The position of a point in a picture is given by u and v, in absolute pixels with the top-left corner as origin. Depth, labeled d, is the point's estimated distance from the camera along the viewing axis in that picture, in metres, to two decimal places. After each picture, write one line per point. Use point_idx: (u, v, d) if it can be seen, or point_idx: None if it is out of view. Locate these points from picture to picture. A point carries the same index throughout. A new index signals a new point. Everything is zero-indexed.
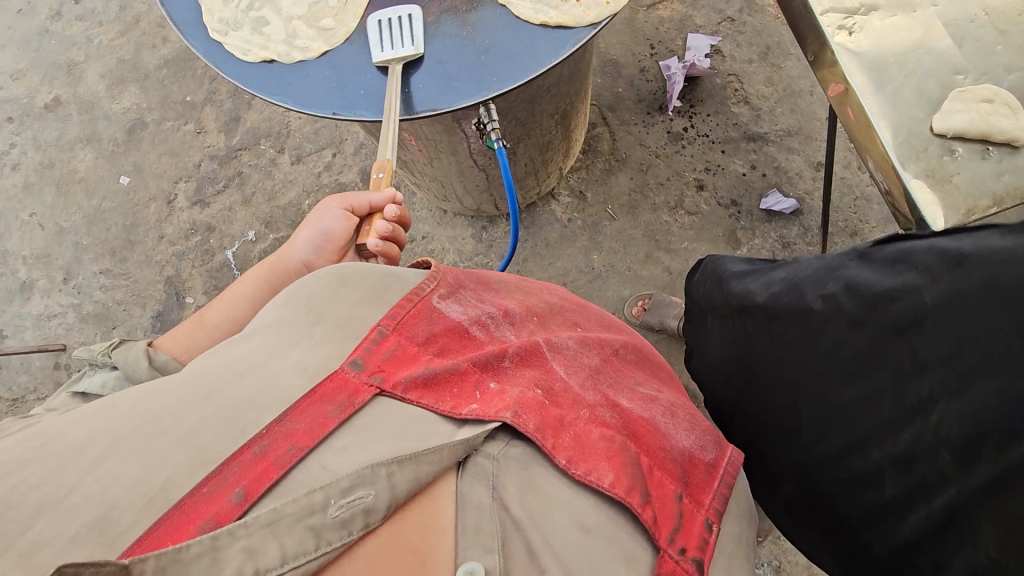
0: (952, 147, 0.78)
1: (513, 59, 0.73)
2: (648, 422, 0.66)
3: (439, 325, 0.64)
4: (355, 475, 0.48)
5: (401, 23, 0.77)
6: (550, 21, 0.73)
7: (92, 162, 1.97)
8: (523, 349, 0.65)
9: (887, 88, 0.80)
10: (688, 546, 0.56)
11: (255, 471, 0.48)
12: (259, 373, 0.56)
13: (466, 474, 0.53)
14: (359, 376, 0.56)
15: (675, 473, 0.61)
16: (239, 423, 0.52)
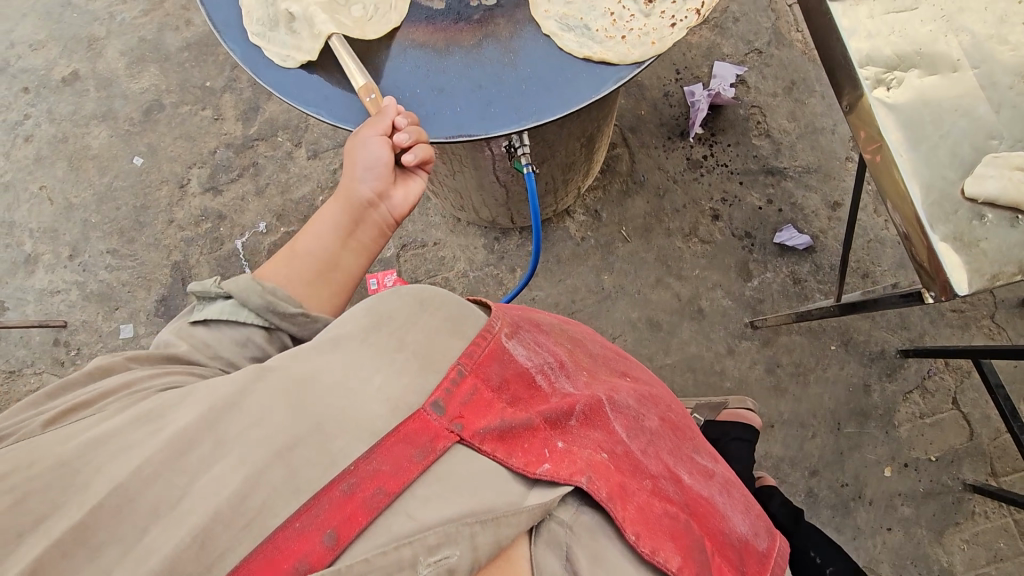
0: (982, 212, 0.78)
1: (553, 91, 0.72)
2: (700, 506, 0.76)
3: (509, 371, 0.70)
4: (443, 534, 0.54)
5: (442, 43, 0.76)
6: (594, 56, 0.72)
7: (106, 140, 1.96)
8: (586, 409, 0.72)
9: (920, 148, 0.80)
10: None
11: (344, 514, 0.53)
12: (349, 398, 0.60)
13: (539, 541, 0.61)
14: (440, 420, 0.61)
15: (721, 557, 0.73)
16: (329, 452, 0.57)
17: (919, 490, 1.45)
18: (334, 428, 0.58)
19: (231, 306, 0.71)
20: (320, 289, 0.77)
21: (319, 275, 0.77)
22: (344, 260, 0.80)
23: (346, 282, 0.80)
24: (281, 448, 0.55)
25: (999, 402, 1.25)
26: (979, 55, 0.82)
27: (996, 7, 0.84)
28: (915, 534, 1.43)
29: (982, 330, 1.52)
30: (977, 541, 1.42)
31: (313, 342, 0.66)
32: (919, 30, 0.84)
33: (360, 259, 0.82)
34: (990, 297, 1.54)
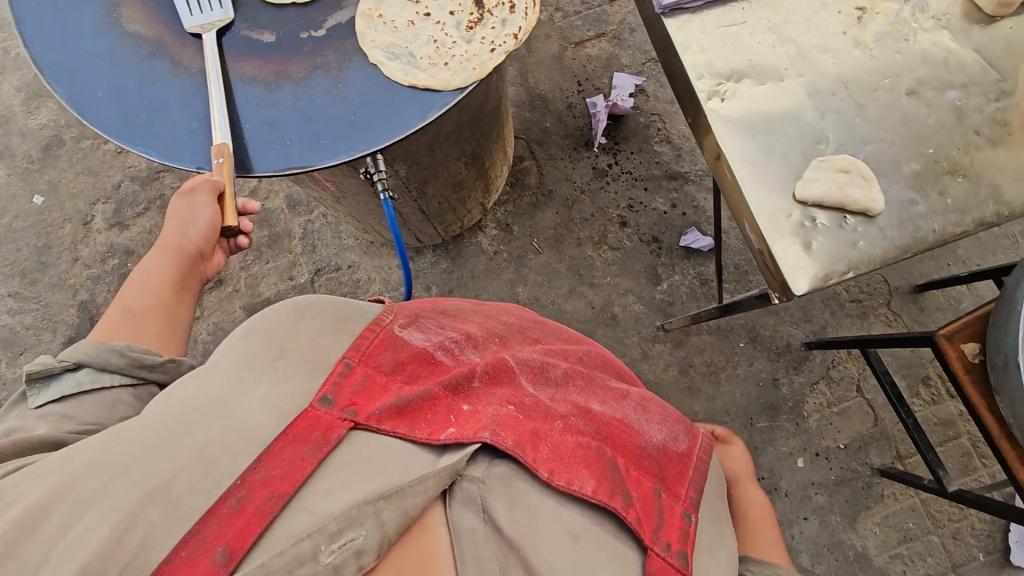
0: (811, 214, 0.81)
1: (382, 118, 0.72)
2: (621, 427, 0.72)
3: (404, 354, 0.68)
4: (344, 520, 0.51)
5: (273, 76, 0.75)
6: (418, 82, 0.72)
7: (4, 179, 1.88)
8: (487, 372, 0.70)
9: (756, 155, 0.83)
10: (672, 541, 0.62)
11: (237, 527, 0.50)
12: (230, 417, 0.56)
13: (454, 502, 0.58)
14: (331, 412, 0.58)
15: (650, 469, 0.69)
16: (212, 473, 0.52)
17: (831, 478, 1.50)
18: (218, 449, 0.53)
19: (88, 373, 0.65)
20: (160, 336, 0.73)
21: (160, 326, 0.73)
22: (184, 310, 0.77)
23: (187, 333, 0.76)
24: (154, 487, 0.50)
25: (885, 387, 1.29)
26: (803, 63, 0.86)
27: (818, 18, 0.88)
28: (830, 521, 1.47)
29: (880, 319, 1.58)
30: (887, 523, 1.47)
31: (187, 378, 0.61)
32: (749, 43, 0.88)
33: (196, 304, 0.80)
34: (885, 285, 1.60)
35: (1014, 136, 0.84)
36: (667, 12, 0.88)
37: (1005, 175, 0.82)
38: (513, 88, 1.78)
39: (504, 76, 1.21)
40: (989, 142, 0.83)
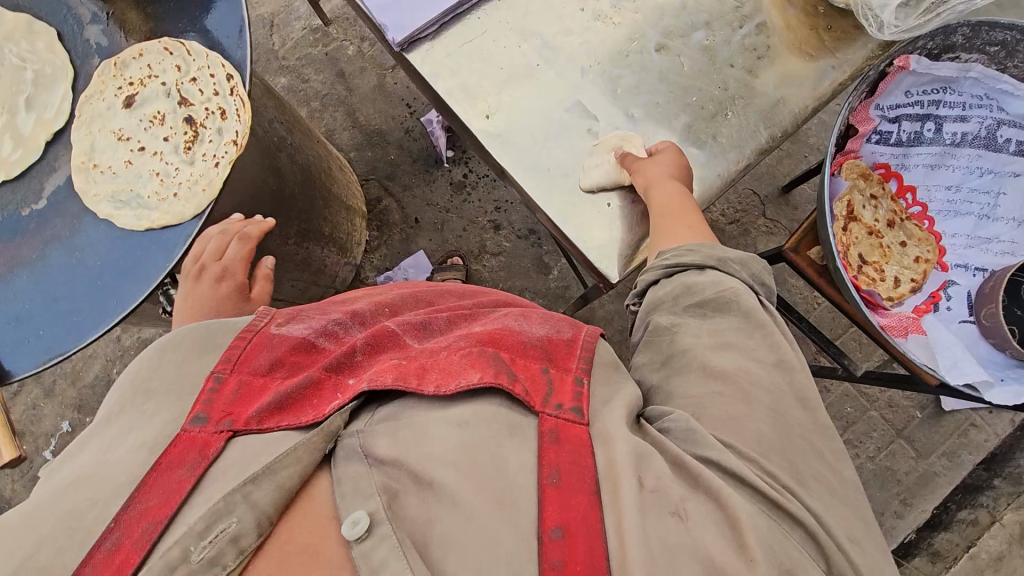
0: (606, 199, 0.81)
1: (126, 270, 0.76)
2: (503, 328, 0.64)
3: (282, 349, 0.61)
4: (210, 513, 0.45)
5: (8, 268, 0.79)
6: (154, 222, 0.78)
7: None
8: (369, 338, 0.63)
9: (533, 160, 0.83)
10: (563, 401, 0.55)
11: (113, 565, 0.43)
12: (100, 468, 0.50)
13: (340, 461, 0.51)
14: (205, 429, 0.52)
15: (533, 355, 0.61)
16: (81, 527, 0.46)
17: None
18: (86, 500, 0.47)
19: None
20: None
21: None
22: None
23: None
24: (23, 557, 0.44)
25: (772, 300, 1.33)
26: (552, 53, 0.86)
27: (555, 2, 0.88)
28: None
29: (762, 231, 1.60)
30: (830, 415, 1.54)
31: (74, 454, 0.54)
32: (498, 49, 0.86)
33: None
34: (755, 198, 1.63)
35: (765, 58, 0.85)
36: (405, 47, 0.86)
37: (766, 100, 0.84)
38: (345, 132, 1.70)
39: (307, 141, 1.16)
40: (744, 72, 0.85)
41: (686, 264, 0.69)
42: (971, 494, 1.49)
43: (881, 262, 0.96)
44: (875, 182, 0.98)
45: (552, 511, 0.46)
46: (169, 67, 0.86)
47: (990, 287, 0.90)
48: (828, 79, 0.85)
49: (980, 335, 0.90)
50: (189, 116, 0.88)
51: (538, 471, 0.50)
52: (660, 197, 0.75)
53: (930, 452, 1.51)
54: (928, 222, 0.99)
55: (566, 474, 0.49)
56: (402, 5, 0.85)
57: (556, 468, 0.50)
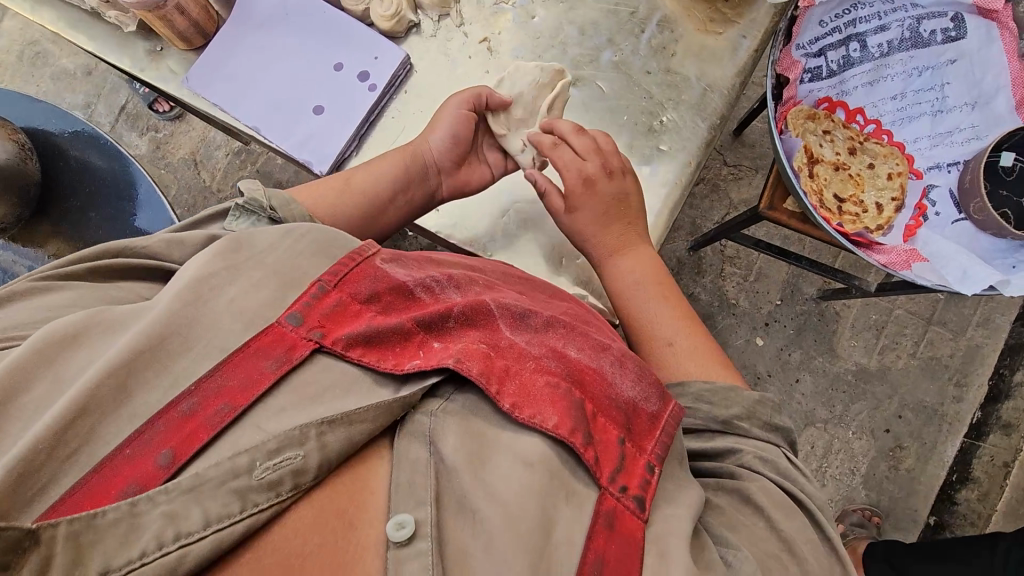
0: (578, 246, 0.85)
1: None
2: (597, 369, 0.61)
3: (382, 284, 0.61)
4: (283, 438, 0.47)
5: None
6: None
7: None
8: (468, 309, 0.61)
9: (496, 234, 0.86)
10: (629, 484, 0.55)
11: (183, 432, 0.47)
12: (195, 313, 0.53)
13: (405, 433, 0.53)
14: (297, 330, 0.54)
15: (615, 417, 0.59)
16: (171, 372, 0.50)
17: (791, 333, 1.55)
18: (178, 346, 0.51)
19: None
20: (345, 214, 0.75)
21: (339, 197, 0.75)
22: (387, 209, 0.78)
23: (364, 202, 0.76)
24: (118, 366, 0.48)
25: (765, 250, 1.32)
26: None
27: (458, 75, 0.87)
28: (817, 367, 1.54)
29: (730, 179, 1.60)
30: (859, 328, 1.54)
31: (189, 262, 0.58)
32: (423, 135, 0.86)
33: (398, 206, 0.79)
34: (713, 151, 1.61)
35: (677, 53, 0.84)
36: (335, 172, 0.85)
37: (693, 93, 0.83)
38: None
39: None
40: (663, 74, 0.84)
41: (698, 430, 0.67)
42: (1021, 353, 1.47)
43: (856, 193, 0.95)
44: (823, 119, 0.97)
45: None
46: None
47: (970, 180, 0.90)
48: (744, 50, 0.84)
49: (976, 229, 0.90)
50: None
51: (582, 550, 0.50)
52: (622, 300, 0.77)
53: (965, 328, 1.51)
54: (887, 136, 0.98)
55: (607, 566, 0.49)
56: (315, 135, 0.84)
57: (599, 557, 0.49)
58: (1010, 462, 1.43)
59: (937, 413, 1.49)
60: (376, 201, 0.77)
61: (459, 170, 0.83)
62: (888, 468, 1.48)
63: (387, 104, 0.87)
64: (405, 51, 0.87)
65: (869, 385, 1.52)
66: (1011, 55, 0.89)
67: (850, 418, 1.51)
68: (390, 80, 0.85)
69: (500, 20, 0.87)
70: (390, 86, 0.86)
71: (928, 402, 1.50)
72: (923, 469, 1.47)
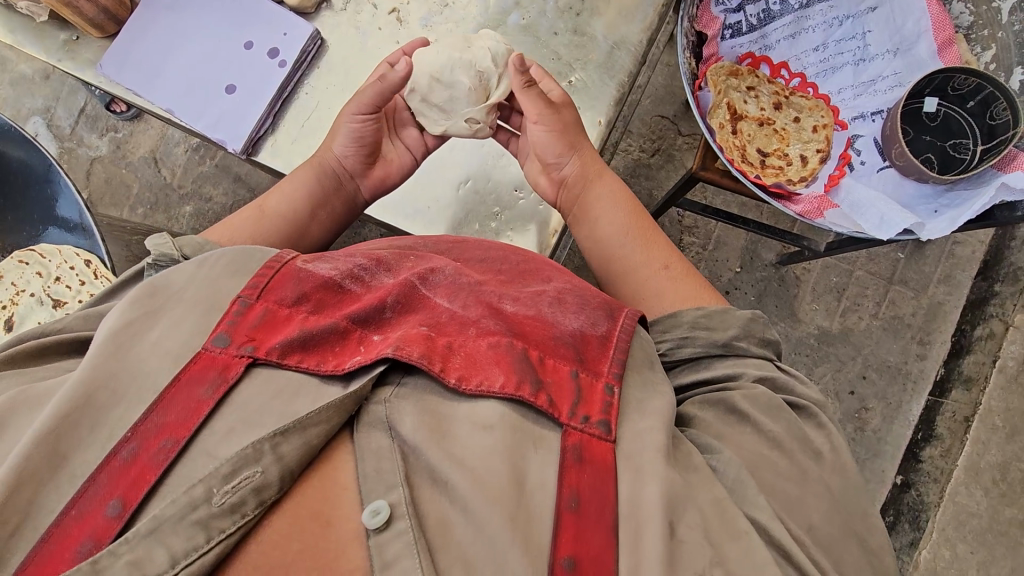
0: (494, 209, 0.87)
1: None
2: (535, 316, 0.60)
3: (308, 284, 0.58)
4: (237, 458, 0.46)
5: None
6: None
7: None
8: (400, 295, 0.59)
9: (415, 204, 0.87)
10: (591, 413, 0.53)
11: (129, 478, 0.46)
12: (119, 362, 0.51)
13: (363, 428, 0.51)
14: (227, 351, 0.52)
15: (564, 353, 0.56)
16: (103, 426, 0.48)
17: (752, 299, 1.54)
18: (109, 401, 0.49)
19: None
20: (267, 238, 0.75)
21: (256, 220, 0.75)
22: (311, 228, 0.78)
23: (281, 221, 0.76)
24: (47, 433, 0.46)
25: (714, 215, 1.31)
26: None
27: (367, 48, 0.87)
28: (779, 332, 1.53)
29: (684, 148, 1.59)
30: (820, 292, 1.54)
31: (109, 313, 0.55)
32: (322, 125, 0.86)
33: (321, 227, 0.80)
34: (665, 121, 1.60)
35: (583, 12, 0.84)
36: (251, 151, 0.86)
37: (600, 52, 0.83)
38: None
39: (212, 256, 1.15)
40: (570, 34, 0.84)
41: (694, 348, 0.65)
42: (980, 309, 1.46)
43: (781, 147, 0.96)
44: (747, 74, 0.96)
45: (567, 547, 0.46)
46: (32, 275, 0.78)
47: (891, 126, 0.89)
48: (650, 7, 0.83)
49: (902, 175, 0.89)
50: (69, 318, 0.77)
51: (556, 492, 0.48)
52: (609, 232, 0.76)
53: (927, 286, 1.50)
54: (812, 88, 0.97)
55: (585, 499, 0.48)
56: (227, 115, 0.85)
57: (575, 491, 0.49)
58: (970, 418, 1.42)
59: (901, 371, 1.47)
60: (296, 220, 0.77)
61: (372, 170, 0.83)
62: (854, 429, 1.46)
63: (301, 80, 0.87)
64: (316, 27, 0.87)
65: (831, 347, 1.51)
66: None
67: (814, 381, 1.50)
68: (300, 56, 0.85)
69: None
70: (300, 63, 0.86)
71: (891, 360, 1.48)
72: (889, 429, 1.45)
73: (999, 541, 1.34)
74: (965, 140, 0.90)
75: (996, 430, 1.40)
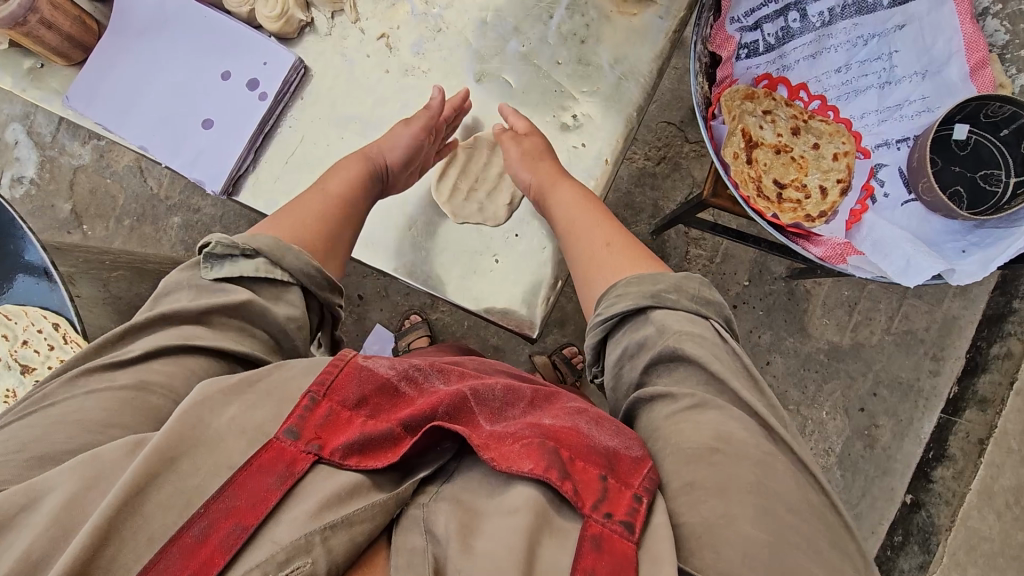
0: (492, 253, 0.79)
1: None
2: (572, 426, 0.54)
3: (369, 384, 0.56)
4: (291, 546, 0.44)
5: None
6: None
7: None
8: (451, 405, 0.54)
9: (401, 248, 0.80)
10: (615, 511, 0.47)
11: (197, 560, 0.43)
12: (202, 434, 0.49)
13: (401, 531, 0.48)
14: (296, 445, 0.50)
15: (597, 458, 0.51)
16: (184, 496, 0.46)
17: (761, 314, 1.50)
18: (190, 468, 0.47)
19: None
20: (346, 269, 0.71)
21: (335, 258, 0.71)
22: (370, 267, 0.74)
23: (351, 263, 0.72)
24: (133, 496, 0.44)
25: (722, 234, 1.25)
26: (377, 134, 0.80)
27: (354, 78, 0.81)
28: (788, 348, 1.48)
29: (691, 156, 1.52)
30: (830, 306, 1.48)
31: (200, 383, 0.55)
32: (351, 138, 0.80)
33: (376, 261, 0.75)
34: (672, 127, 1.53)
35: (587, 39, 0.78)
36: (231, 190, 0.80)
37: (606, 83, 0.77)
38: None
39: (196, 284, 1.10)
40: (575, 66, 0.78)
41: (621, 308, 0.63)
42: (997, 326, 1.40)
43: (799, 177, 0.90)
44: (763, 98, 0.90)
45: None
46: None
47: (918, 159, 0.83)
48: (660, 32, 0.77)
49: (928, 211, 0.83)
50: (34, 382, 0.74)
51: None
52: (567, 228, 0.73)
53: (943, 300, 1.44)
54: (833, 111, 0.91)
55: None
56: (205, 153, 0.79)
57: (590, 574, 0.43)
58: (985, 440, 1.36)
59: (913, 388, 1.44)
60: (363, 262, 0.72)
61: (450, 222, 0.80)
62: (863, 447, 1.43)
63: (283, 110, 0.81)
64: (298, 53, 0.81)
65: (842, 363, 1.47)
66: (965, 17, 0.80)
67: (823, 397, 1.46)
68: (281, 87, 0.78)
69: (398, 13, 0.81)
70: (282, 95, 0.79)
71: (903, 377, 1.44)
72: (900, 447, 1.42)
73: (1011, 564, 1.29)
74: (998, 171, 0.84)
75: (1012, 453, 1.34)
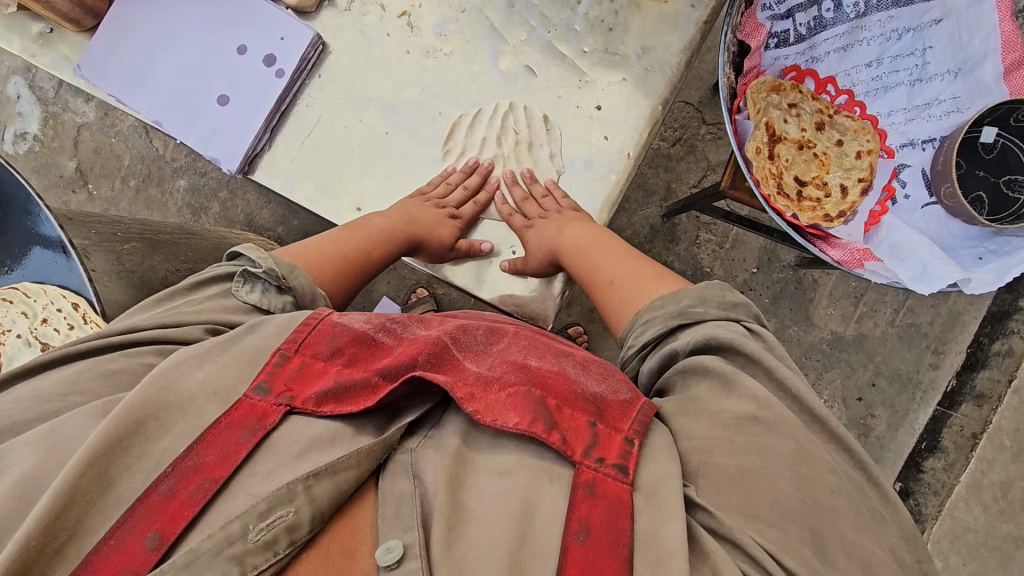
0: (509, 245, 0.81)
1: None
2: (558, 371, 0.59)
3: (342, 338, 0.58)
4: (273, 496, 0.45)
5: None
6: None
7: None
8: (431, 354, 0.57)
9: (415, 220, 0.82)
10: (607, 454, 0.51)
11: (167, 513, 0.45)
12: (167, 400, 0.51)
13: (386, 477, 0.51)
14: (267, 399, 0.52)
15: (582, 406, 0.55)
16: (151, 454, 0.48)
17: (766, 301, 1.50)
18: (156, 428, 0.49)
19: None
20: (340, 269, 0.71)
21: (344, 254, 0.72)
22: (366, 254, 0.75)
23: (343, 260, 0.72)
24: (97, 456, 0.46)
25: (733, 221, 1.24)
26: (396, 117, 0.81)
27: (374, 58, 0.81)
28: (791, 335, 1.49)
29: (708, 139, 1.49)
30: (837, 297, 1.48)
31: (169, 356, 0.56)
32: (389, 191, 0.81)
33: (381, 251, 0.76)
34: (690, 108, 1.50)
35: (615, 26, 0.77)
36: (246, 168, 0.81)
37: (634, 71, 0.77)
38: (263, 210, 1.60)
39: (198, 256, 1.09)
40: (600, 53, 0.78)
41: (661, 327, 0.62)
42: (1001, 323, 1.41)
43: (821, 174, 0.89)
44: (789, 90, 0.88)
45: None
46: (17, 314, 0.76)
47: (943, 162, 0.82)
48: (692, 22, 0.76)
49: (948, 214, 0.82)
50: None
51: (565, 523, 0.47)
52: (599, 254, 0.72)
53: (948, 295, 1.44)
54: (859, 107, 0.89)
55: (596, 533, 0.46)
56: (221, 130, 0.79)
57: (585, 524, 0.46)
58: (979, 434, 1.40)
59: (912, 381, 1.45)
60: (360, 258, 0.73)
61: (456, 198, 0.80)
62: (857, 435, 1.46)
63: (304, 84, 0.81)
64: (317, 29, 0.80)
65: (843, 353, 1.47)
66: (1004, 13, 0.77)
67: (822, 385, 1.48)
68: (298, 65, 0.78)
69: None
70: (299, 72, 0.80)
71: (903, 369, 1.45)
72: (893, 437, 1.44)
73: (993, 554, 1.33)
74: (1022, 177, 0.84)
75: (1004, 449, 1.37)
